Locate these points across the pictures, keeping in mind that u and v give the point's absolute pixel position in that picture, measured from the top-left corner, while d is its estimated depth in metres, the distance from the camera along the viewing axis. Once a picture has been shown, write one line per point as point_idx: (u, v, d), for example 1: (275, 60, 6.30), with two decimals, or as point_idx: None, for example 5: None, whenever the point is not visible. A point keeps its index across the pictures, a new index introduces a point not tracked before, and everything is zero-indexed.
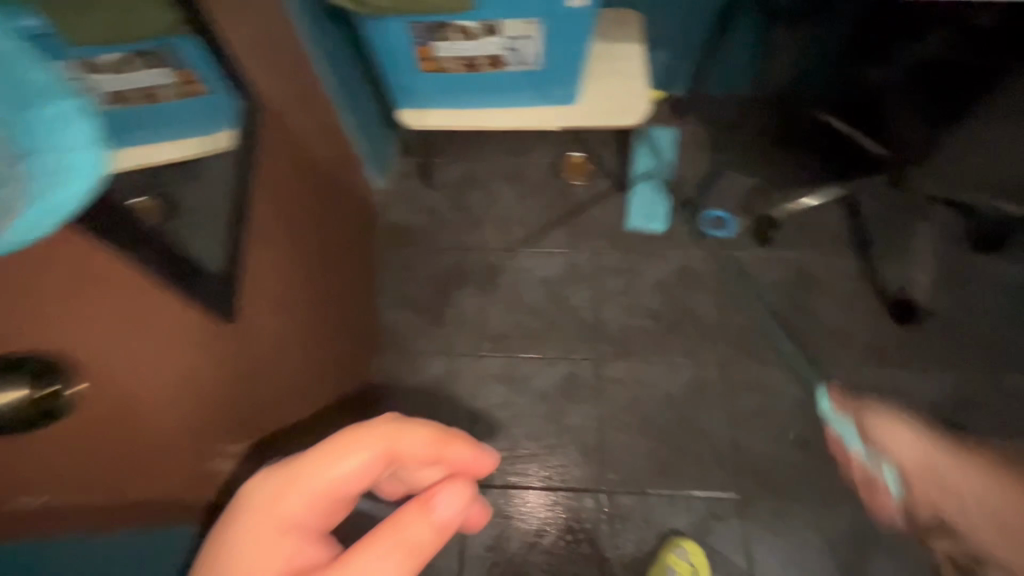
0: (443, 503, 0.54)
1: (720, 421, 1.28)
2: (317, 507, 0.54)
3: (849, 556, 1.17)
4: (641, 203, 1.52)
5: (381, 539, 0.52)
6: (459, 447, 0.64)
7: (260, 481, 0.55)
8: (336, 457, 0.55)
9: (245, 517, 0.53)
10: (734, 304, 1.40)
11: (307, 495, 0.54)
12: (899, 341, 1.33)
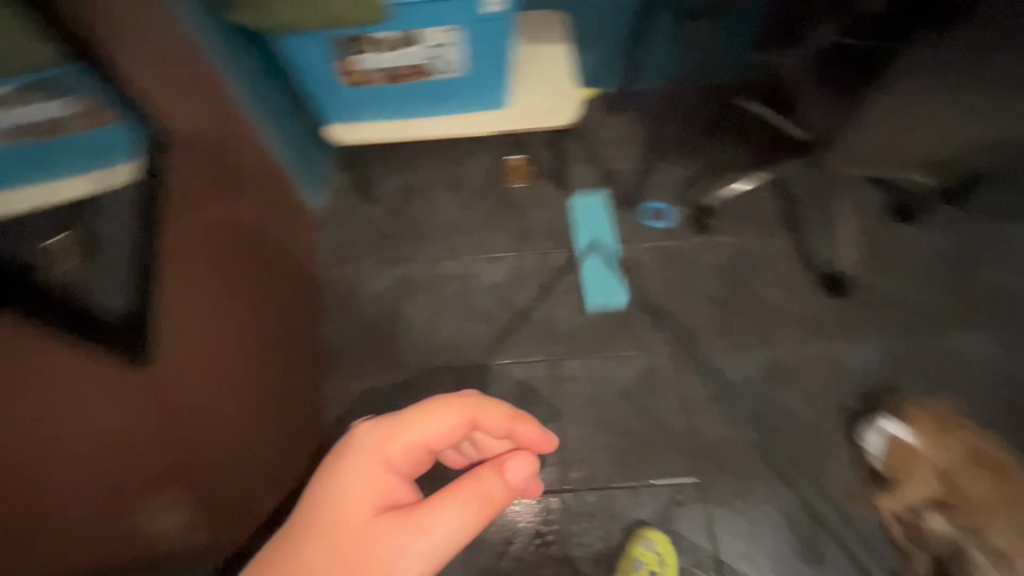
0: (518, 466, 0.73)
1: (674, 408, 1.31)
2: (409, 455, 0.75)
3: (805, 524, 1.21)
4: (594, 279, 1.44)
5: (463, 493, 0.69)
6: (526, 425, 0.88)
7: (367, 432, 0.75)
8: (431, 419, 0.77)
9: (358, 451, 0.73)
10: (679, 292, 1.43)
11: (409, 443, 0.75)
12: (835, 314, 1.39)
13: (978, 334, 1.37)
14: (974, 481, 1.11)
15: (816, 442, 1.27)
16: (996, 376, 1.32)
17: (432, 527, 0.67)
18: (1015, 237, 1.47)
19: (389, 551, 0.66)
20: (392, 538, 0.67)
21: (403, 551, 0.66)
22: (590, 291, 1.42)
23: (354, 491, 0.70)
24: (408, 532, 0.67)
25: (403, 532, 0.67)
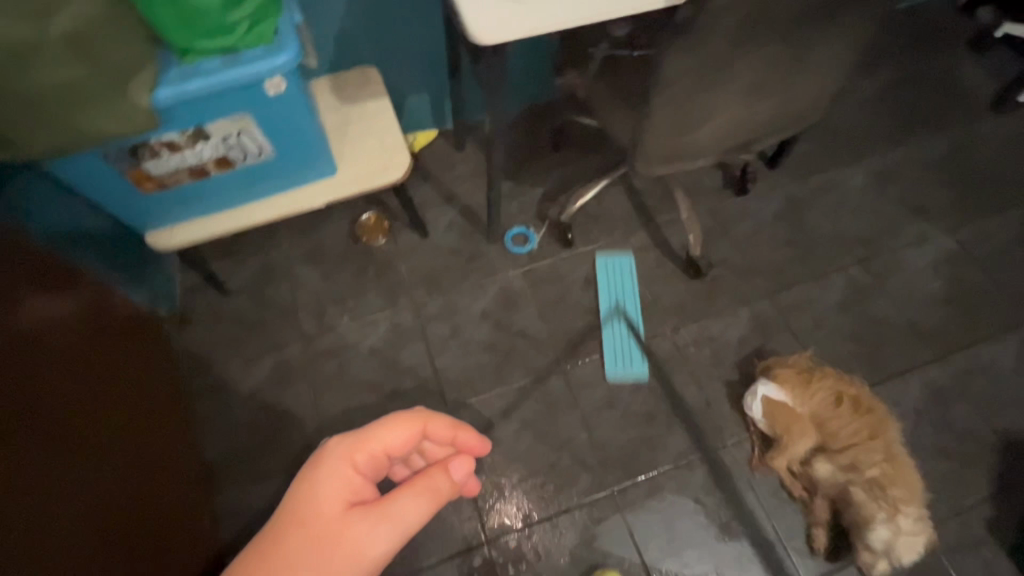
0: (456, 467, 0.74)
1: (575, 426, 1.32)
2: (371, 463, 0.73)
3: (717, 503, 1.25)
4: (611, 348, 1.40)
5: (417, 487, 0.70)
6: (467, 432, 0.83)
7: (333, 447, 0.72)
8: (390, 429, 0.75)
9: (325, 468, 0.70)
10: (556, 310, 1.46)
11: (370, 452, 0.73)
12: (700, 296, 1.47)
13: (824, 281, 1.49)
14: (840, 422, 1.20)
15: (711, 422, 1.32)
16: (847, 316, 1.45)
17: (393, 515, 0.68)
18: (835, 187, 1.62)
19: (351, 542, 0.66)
20: (355, 531, 0.67)
21: (371, 543, 0.67)
22: (609, 359, 1.38)
23: (316, 503, 0.68)
24: (371, 524, 0.67)
25: (369, 526, 0.67)
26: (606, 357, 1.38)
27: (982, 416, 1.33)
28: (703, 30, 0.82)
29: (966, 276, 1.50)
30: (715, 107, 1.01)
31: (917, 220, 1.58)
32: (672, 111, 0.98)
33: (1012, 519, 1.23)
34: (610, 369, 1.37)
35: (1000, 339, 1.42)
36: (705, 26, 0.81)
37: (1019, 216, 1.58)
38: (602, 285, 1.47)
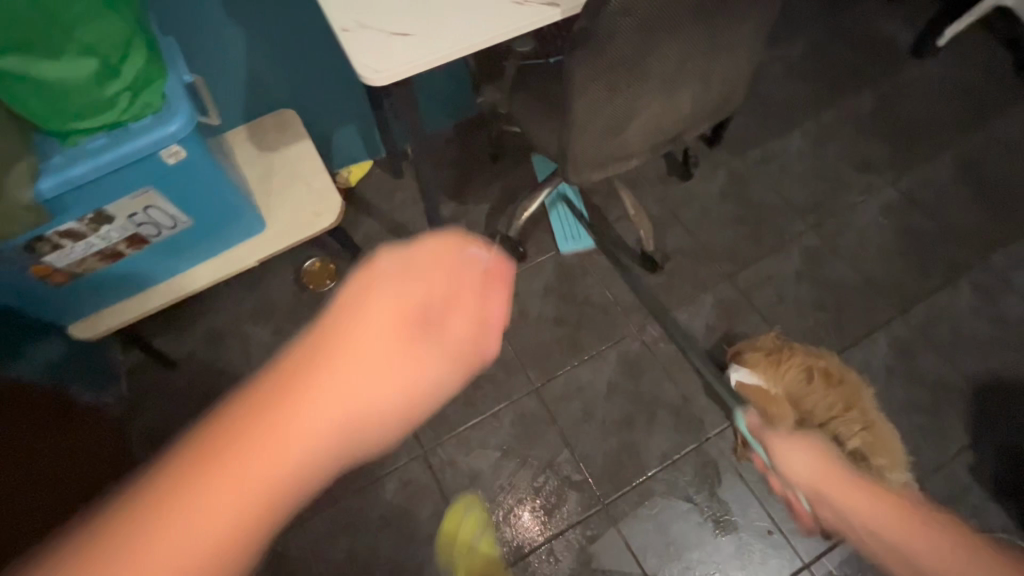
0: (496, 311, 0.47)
1: (556, 444, 1.29)
2: (407, 309, 0.44)
3: (709, 500, 1.23)
4: (562, 225, 1.51)
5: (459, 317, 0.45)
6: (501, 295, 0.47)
7: (372, 265, 0.45)
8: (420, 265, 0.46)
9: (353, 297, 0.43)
10: (520, 329, 1.42)
11: (393, 300, 0.44)
12: (661, 289, 1.45)
13: (780, 254, 1.49)
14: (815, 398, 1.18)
15: (691, 416, 1.31)
16: (807, 285, 1.45)
17: (416, 369, 0.43)
18: (777, 156, 1.62)
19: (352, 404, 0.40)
20: (362, 370, 0.41)
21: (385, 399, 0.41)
22: (559, 234, 1.50)
23: (322, 336, 0.42)
24: (384, 370, 0.42)
25: (393, 375, 0.42)
26: (557, 235, 1.50)
27: (951, 363, 1.34)
28: (606, 37, 0.78)
29: (915, 226, 1.52)
30: (639, 110, 0.97)
31: (860, 177, 1.59)
32: (594, 119, 0.95)
33: (995, 463, 1.23)
34: (562, 244, 1.49)
35: (957, 284, 1.43)
36: (608, 33, 0.78)
37: (957, 158, 1.60)
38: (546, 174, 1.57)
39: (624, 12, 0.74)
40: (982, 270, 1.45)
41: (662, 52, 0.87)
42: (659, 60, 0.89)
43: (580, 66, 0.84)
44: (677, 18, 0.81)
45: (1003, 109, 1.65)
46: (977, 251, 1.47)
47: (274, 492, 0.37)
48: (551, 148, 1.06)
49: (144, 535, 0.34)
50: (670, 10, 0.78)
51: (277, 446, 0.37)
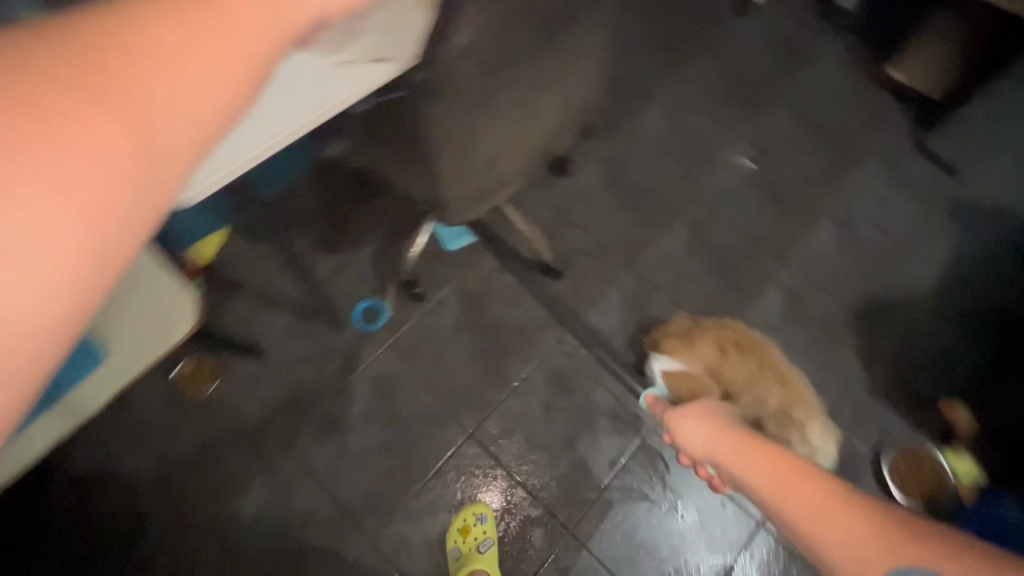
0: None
1: (505, 484, 1.25)
2: None
3: (663, 490, 1.25)
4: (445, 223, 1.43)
5: None
6: None
7: None
8: None
9: None
10: (439, 375, 1.35)
11: None
12: (569, 294, 1.44)
13: (667, 231, 1.54)
14: (732, 368, 1.25)
15: (627, 413, 1.32)
16: (697, 255, 1.52)
17: None
18: (641, 135, 1.67)
19: (217, 56, 0.34)
20: None
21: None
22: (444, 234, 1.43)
23: None
24: None
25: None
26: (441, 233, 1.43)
27: (830, 296, 1.47)
28: (456, 86, 0.71)
29: (772, 176, 1.64)
30: (505, 141, 0.92)
31: (719, 141, 1.68)
32: (463, 161, 0.88)
33: (885, 377, 1.38)
34: (448, 244, 1.43)
35: (820, 222, 1.57)
36: (455, 83, 0.70)
37: (792, 104, 1.75)
38: None
39: (469, 60, 0.67)
40: (835, 204, 1.60)
41: (517, 86, 0.81)
42: (517, 93, 0.83)
43: (435, 116, 0.76)
44: (527, 52, 0.75)
45: (819, 49, 1.81)
46: (826, 188, 1.63)
47: (152, 123, 0.32)
48: (424, 193, 0.99)
49: (70, 90, 0.29)
50: (518, 46, 0.71)
51: (136, 73, 0.32)
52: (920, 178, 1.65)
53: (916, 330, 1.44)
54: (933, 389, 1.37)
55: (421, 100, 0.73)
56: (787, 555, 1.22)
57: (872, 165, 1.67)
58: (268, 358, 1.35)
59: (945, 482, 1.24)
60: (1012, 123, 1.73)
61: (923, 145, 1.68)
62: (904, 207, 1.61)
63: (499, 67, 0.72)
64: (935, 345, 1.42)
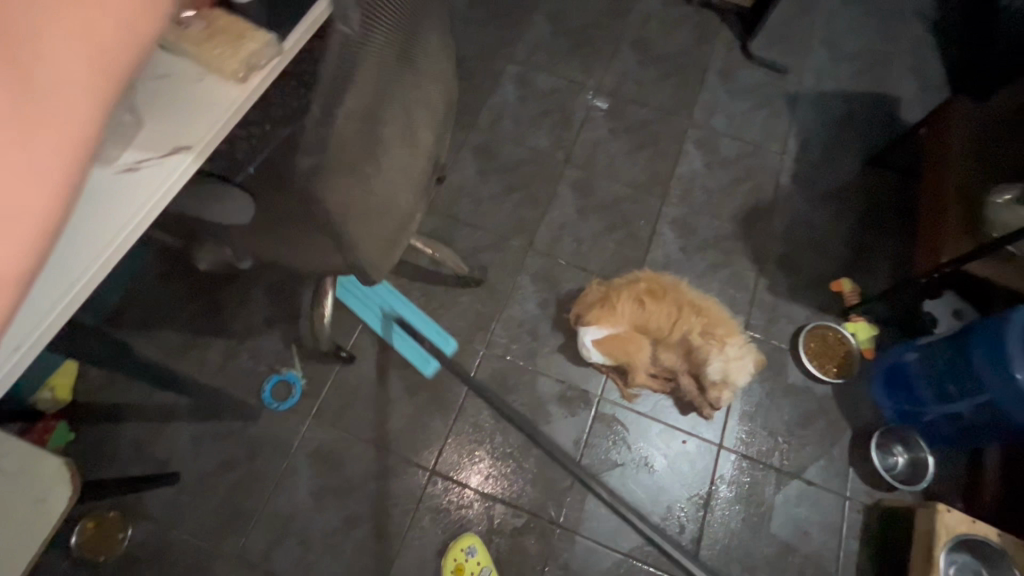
0: None
1: (481, 505, 1.21)
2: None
3: (628, 449, 1.27)
4: (410, 348, 1.32)
5: None
6: None
7: None
8: None
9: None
10: (378, 423, 1.27)
11: None
12: (483, 297, 1.40)
13: (556, 202, 1.54)
14: (655, 317, 1.28)
15: (574, 391, 1.32)
16: (590, 216, 1.53)
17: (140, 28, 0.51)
18: (500, 115, 1.64)
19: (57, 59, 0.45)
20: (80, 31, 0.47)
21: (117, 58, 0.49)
22: (417, 357, 1.32)
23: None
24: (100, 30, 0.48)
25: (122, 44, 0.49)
26: (413, 359, 1.32)
27: (716, 216, 1.56)
28: (339, 153, 0.61)
29: (633, 117, 1.69)
30: (397, 181, 0.82)
31: (574, 98, 1.69)
32: (364, 218, 0.77)
33: (782, 271, 1.50)
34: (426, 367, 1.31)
35: (685, 149, 1.65)
36: (339, 151, 0.60)
37: (629, 45, 1.79)
38: (359, 301, 1.35)
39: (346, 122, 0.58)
40: (694, 127, 1.68)
41: (393, 127, 0.72)
42: (395, 132, 0.74)
43: (326, 194, 0.65)
44: (392, 88, 0.66)
45: None
46: (683, 115, 1.70)
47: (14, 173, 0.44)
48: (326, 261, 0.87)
49: None
50: (380, 86, 0.62)
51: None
52: (757, 83, 1.77)
53: (795, 222, 1.56)
54: (823, 270, 1.50)
55: (305, 185, 0.62)
56: (752, 465, 1.27)
57: (713, 81, 1.76)
58: (186, 479, 1.21)
59: (849, 347, 1.38)
60: (814, 13, 1.90)
61: (750, 51, 1.80)
62: (752, 113, 1.72)
63: (372, 114, 0.63)
64: (814, 230, 1.55)
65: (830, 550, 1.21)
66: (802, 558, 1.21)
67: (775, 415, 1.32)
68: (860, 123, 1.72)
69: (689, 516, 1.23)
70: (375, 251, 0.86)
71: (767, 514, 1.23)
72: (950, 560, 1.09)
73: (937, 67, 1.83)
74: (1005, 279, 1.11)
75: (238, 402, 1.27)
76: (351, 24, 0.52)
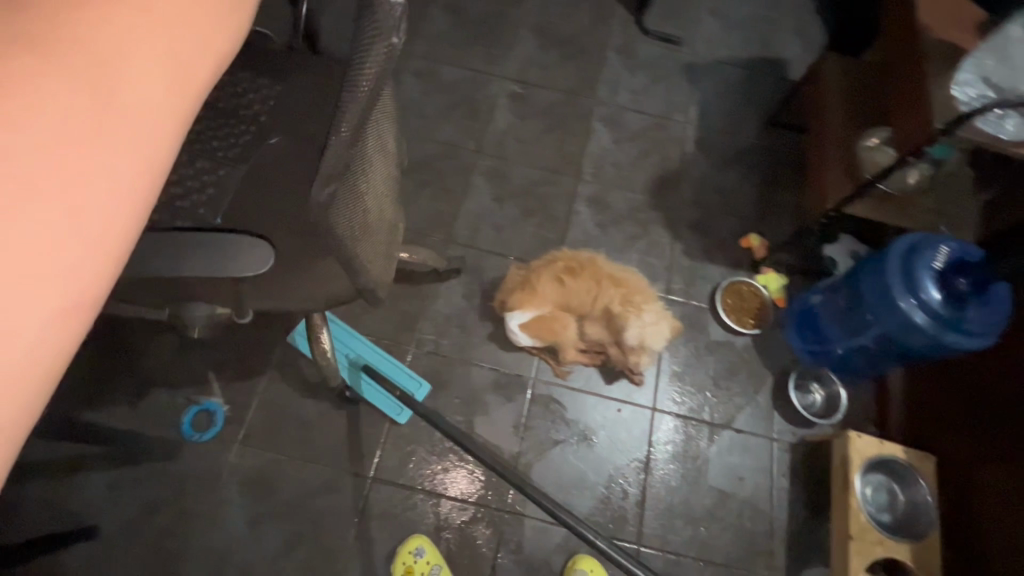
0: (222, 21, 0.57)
1: (424, 505, 1.20)
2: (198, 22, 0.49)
3: (565, 425, 1.30)
4: (381, 399, 1.27)
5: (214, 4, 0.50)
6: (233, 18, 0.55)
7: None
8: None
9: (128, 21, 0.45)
10: (309, 438, 1.23)
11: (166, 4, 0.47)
12: (406, 298, 1.38)
13: (470, 193, 1.53)
14: (575, 294, 1.30)
15: (508, 377, 1.33)
16: (507, 203, 1.54)
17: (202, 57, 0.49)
18: (406, 111, 1.62)
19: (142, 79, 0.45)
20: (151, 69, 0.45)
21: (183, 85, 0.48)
22: (388, 406, 1.26)
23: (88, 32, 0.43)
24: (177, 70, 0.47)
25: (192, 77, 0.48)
26: (384, 408, 1.26)
27: (628, 189, 1.60)
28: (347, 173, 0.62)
29: (539, 101, 1.70)
30: (379, 191, 0.82)
31: (480, 88, 1.69)
32: (366, 232, 0.78)
33: (696, 234, 1.55)
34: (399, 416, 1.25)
35: (593, 127, 1.68)
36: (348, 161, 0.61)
37: (529, 29, 1.80)
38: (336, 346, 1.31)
39: (354, 143, 0.58)
40: (599, 105, 1.72)
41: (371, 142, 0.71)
42: (371, 145, 0.74)
43: (334, 219, 0.65)
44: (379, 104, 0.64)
45: None
46: (587, 94, 1.73)
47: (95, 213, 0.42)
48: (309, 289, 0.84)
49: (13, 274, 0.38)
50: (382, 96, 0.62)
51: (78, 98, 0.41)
52: (655, 56, 1.83)
53: (703, 186, 1.62)
54: (732, 228, 1.57)
55: (324, 215, 0.62)
56: (685, 423, 1.33)
57: (613, 58, 1.80)
58: (104, 530, 1.13)
59: (762, 299, 1.45)
60: None
61: (644, 26, 1.85)
62: (653, 87, 1.77)
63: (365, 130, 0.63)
64: (721, 192, 1.62)
65: (763, 491, 1.28)
66: (739, 503, 1.26)
67: (701, 371, 1.38)
68: (754, 87, 1.80)
69: (631, 481, 1.26)
70: (379, 264, 0.86)
71: (703, 468, 1.29)
72: (866, 481, 1.18)
73: (817, 28, 1.95)
74: (888, 218, 1.19)
75: (154, 441, 1.19)
76: (400, 36, 0.52)
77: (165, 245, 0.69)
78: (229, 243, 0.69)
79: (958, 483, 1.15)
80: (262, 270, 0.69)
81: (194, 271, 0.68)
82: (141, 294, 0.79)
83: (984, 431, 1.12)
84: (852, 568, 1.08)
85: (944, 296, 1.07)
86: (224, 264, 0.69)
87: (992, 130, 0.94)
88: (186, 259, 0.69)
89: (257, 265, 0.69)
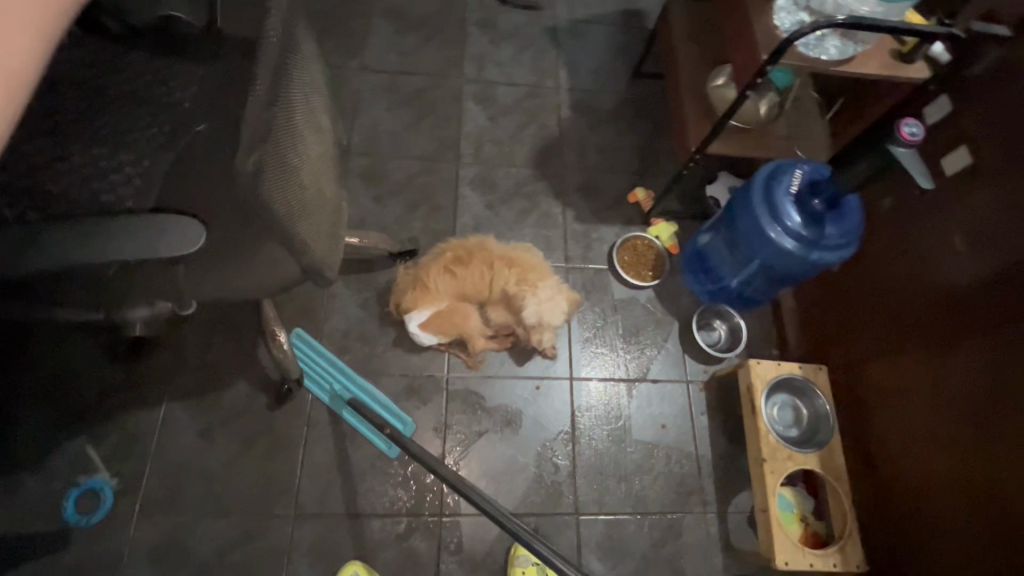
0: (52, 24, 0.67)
1: (357, 529, 1.15)
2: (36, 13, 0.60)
3: (487, 415, 1.28)
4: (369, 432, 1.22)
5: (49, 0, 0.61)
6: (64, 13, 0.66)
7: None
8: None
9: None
10: (216, 491, 1.15)
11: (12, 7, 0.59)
12: (298, 321, 1.31)
13: (348, 198, 1.46)
14: (469, 282, 1.29)
15: (420, 381, 1.29)
16: (389, 201, 1.47)
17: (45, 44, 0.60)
18: None
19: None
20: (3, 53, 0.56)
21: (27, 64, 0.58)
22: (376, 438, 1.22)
23: None
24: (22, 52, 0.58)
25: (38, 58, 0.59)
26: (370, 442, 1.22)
27: (511, 164, 1.57)
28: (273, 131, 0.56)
29: (405, 87, 1.63)
30: (319, 168, 0.75)
31: (339, 83, 1.60)
32: (308, 208, 0.71)
33: (584, 196, 1.55)
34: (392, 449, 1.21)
35: (466, 106, 1.63)
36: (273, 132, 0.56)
37: (381, 15, 1.72)
38: (313, 382, 1.25)
39: (277, 104, 0.55)
40: (468, 83, 1.67)
41: (302, 118, 0.65)
42: (304, 120, 0.66)
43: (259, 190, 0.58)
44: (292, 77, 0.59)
45: None
46: (455, 74, 1.67)
47: None
48: (199, 295, 0.80)
49: None
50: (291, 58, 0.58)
51: None
52: (516, 24, 1.79)
53: (584, 149, 1.62)
54: (618, 185, 1.58)
55: (252, 190, 0.57)
56: (603, 387, 1.34)
57: (474, 32, 1.75)
58: None
59: (656, 250, 1.48)
60: None
61: None
62: (520, 55, 1.74)
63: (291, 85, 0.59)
64: (603, 151, 1.62)
65: (687, 434, 1.32)
66: (665, 450, 1.30)
67: (610, 331, 1.40)
68: (618, 41, 1.81)
69: (561, 453, 1.27)
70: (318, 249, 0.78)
71: (626, 425, 1.31)
72: (771, 403, 1.26)
73: None
74: (747, 150, 1.23)
75: (35, 535, 1.07)
76: None
77: (81, 235, 0.63)
78: (155, 223, 0.64)
79: (850, 389, 1.23)
80: (189, 249, 0.64)
81: (117, 255, 0.63)
82: (72, 298, 0.74)
83: (859, 329, 1.21)
84: (770, 488, 1.14)
85: (804, 218, 1.13)
86: (155, 245, 0.63)
87: (814, 55, 0.98)
88: (109, 244, 0.63)
89: (183, 246, 0.64)
